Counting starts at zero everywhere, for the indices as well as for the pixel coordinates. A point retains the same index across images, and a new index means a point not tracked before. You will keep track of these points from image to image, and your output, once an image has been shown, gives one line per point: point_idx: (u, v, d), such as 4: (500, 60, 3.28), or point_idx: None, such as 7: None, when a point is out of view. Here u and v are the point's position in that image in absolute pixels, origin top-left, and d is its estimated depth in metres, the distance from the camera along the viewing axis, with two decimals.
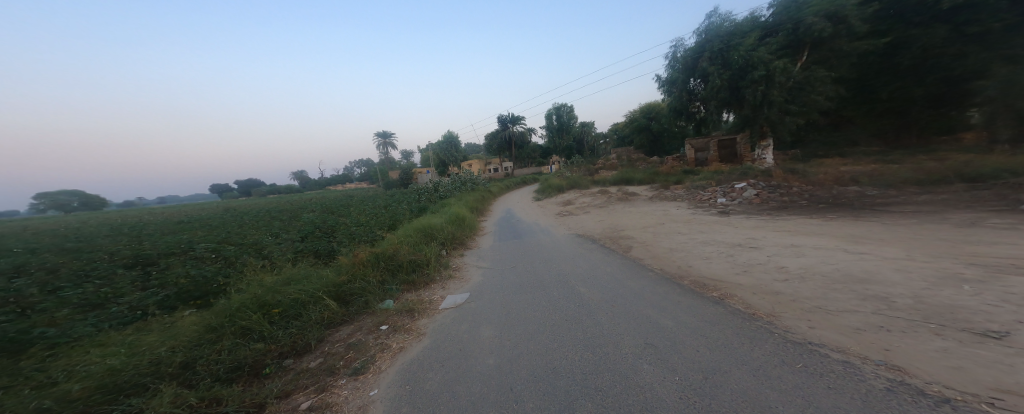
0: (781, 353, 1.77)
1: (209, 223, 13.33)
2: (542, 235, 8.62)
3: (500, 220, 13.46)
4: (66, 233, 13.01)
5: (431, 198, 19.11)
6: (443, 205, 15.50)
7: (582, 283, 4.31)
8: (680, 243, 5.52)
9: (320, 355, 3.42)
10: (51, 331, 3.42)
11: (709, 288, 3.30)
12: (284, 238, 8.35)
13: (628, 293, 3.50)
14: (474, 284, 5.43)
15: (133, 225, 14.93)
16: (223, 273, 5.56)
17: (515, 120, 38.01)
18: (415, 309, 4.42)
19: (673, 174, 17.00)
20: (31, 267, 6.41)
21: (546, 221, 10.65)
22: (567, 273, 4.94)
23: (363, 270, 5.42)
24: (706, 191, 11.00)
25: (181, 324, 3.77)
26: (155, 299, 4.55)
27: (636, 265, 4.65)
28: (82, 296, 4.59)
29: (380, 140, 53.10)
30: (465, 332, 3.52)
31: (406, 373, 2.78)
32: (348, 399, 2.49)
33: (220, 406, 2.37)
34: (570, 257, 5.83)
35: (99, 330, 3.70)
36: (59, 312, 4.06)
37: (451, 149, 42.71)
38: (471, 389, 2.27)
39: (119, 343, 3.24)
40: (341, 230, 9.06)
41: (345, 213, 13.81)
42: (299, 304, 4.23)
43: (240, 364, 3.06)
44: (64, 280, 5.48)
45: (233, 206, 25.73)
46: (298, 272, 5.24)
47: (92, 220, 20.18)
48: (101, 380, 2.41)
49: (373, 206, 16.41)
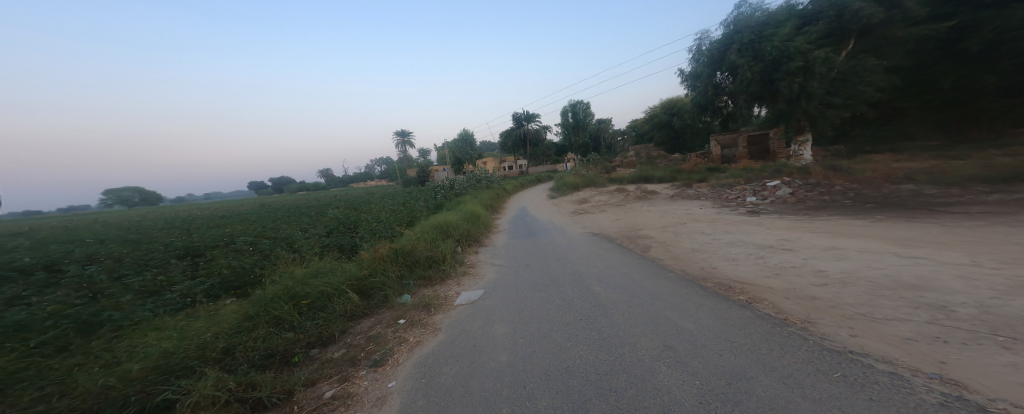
0: (817, 361, 1.68)
1: (246, 218, 14.19)
2: (557, 233, 8.58)
3: (514, 217, 13.49)
4: (124, 225, 14.29)
5: (447, 195, 19.40)
6: (459, 202, 15.70)
7: (598, 281, 4.29)
8: (704, 244, 5.34)
9: (343, 346, 3.55)
10: (117, 314, 3.73)
11: (736, 290, 3.18)
12: (312, 233, 8.72)
13: (645, 293, 3.45)
14: (489, 281, 5.47)
15: (180, 219, 16.15)
16: (259, 265, 5.86)
17: (530, 118, 37.83)
18: (432, 304, 4.51)
19: (695, 172, 16.44)
20: (101, 255, 7.07)
21: (562, 219, 10.59)
22: (582, 271, 4.92)
23: (383, 264, 5.58)
24: (733, 190, 10.60)
25: (222, 312, 4.02)
26: (201, 288, 4.86)
27: (655, 265, 4.53)
28: (142, 284, 4.99)
29: (400, 140, 54.51)
30: (479, 328, 3.56)
31: (423, 366, 2.85)
32: (368, 390, 2.57)
33: (255, 392, 2.51)
34: (585, 256, 5.81)
35: (155, 314, 4.01)
36: (122, 298, 4.42)
37: (467, 148, 43.24)
38: (486, 385, 2.30)
39: (170, 328, 3.48)
40: (363, 226, 9.37)
41: (367, 210, 14.25)
42: (325, 296, 4.41)
43: (273, 352, 3.23)
44: (128, 268, 5.99)
45: (268, 201, 27.35)
46: (324, 265, 5.46)
47: (147, 214, 22.06)
48: (156, 361, 2.61)
49: (393, 202, 16.85)
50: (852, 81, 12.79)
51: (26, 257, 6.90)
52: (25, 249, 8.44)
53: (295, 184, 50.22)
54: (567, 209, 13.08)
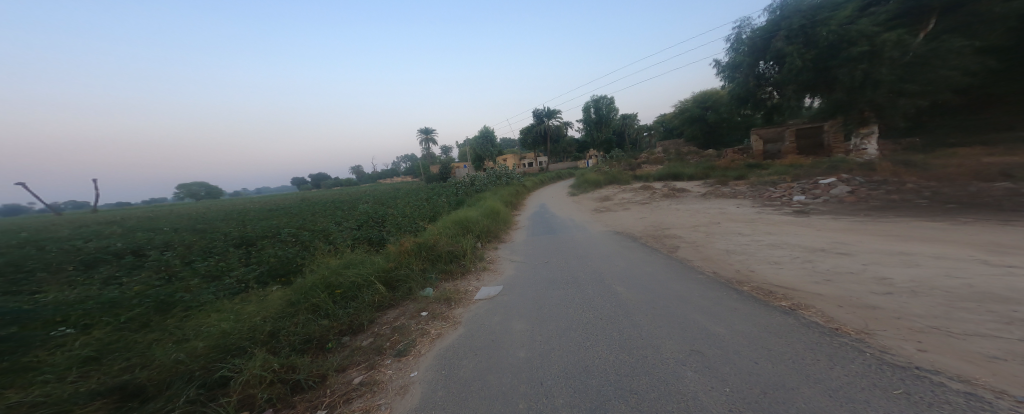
0: (874, 376, 1.54)
1: (287, 211, 15.27)
2: (576, 231, 8.46)
3: (534, 214, 13.47)
4: (186, 216, 15.91)
5: (467, 192, 19.65)
6: (479, 199, 15.86)
7: (621, 280, 4.19)
8: (741, 245, 5.09)
9: (371, 335, 3.69)
10: (188, 296, 4.20)
11: (778, 296, 2.98)
12: (344, 226, 9.12)
13: (669, 295, 3.34)
14: (508, 278, 5.49)
15: (231, 211, 17.70)
16: (301, 255, 6.23)
17: (551, 115, 37.43)
18: (452, 298, 4.58)
19: (728, 169, 15.65)
20: (174, 243, 7.88)
21: (582, 217, 10.40)
22: (603, 270, 4.83)
23: (407, 258, 5.75)
24: (778, 188, 10.05)
25: (268, 297, 4.33)
26: (253, 275, 5.28)
27: (684, 266, 4.37)
28: (207, 269, 5.53)
29: (422, 137, 55.86)
30: (498, 324, 3.58)
31: (442, 359, 2.90)
32: (392, 378, 2.66)
33: (295, 374, 2.71)
34: (607, 254, 5.70)
35: (217, 297, 4.42)
36: (192, 281, 4.96)
37: (488, 145, 43.47)
38: (502, 379, 2.31)
39: (227, 310, 3.84)
40: (390, 220, 9.69)
41: (393, 205, 14.71)
42: (356, 286, 4.61)
43: (310, 337, 3.42)
44: (197, 254, 6.66)
45: (307, 196, 29.35)
46: (355, 257, 5.70)
47: (208, 206, 24.60)
48: (216, 340, 2.91)
49: (416, 198, 17.28)
50: (932, 65, 11.39)
51: (113, 244, 7.92)
52: (111, 236, 9.68)
53: (330, 179, 53.31)
54: (587, 207, 12.79)
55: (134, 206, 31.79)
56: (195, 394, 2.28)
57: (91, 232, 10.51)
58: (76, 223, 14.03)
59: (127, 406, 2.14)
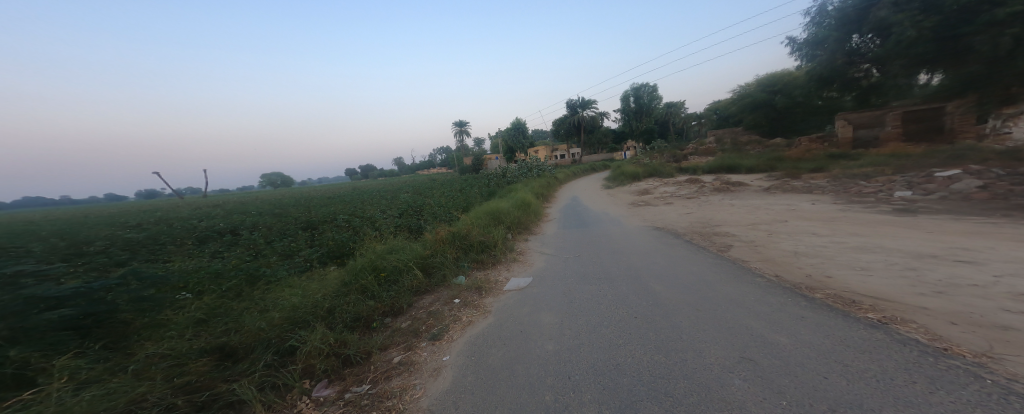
0: (996, 409, 1.22)
1: (344, 198, 16.84)
2: (609, 225, 8.25)
3: (566, 206, 13.31)
4: (265, 201, 18.33)
5: (499, 183, 19.86)
6: (510, 190, 15.95)
7: (661, 278, 4.00)
8: (815, 248, 4.54)
9: (409, 318, 3.89)
10: (269, 272, 4.94)
11: (863, 307, 2.55)
12: (388, 214, 9.70)
13: (720, 298, 3.09)
14: (538, 269, 5.50)
15: (299, 197, 19.99)
16: (353, 239, 6.77)
17: (585, 104, 36.22)
18: (483, 287, 4.68)
19: (795, 160, 14.01)
20: (255, 225, 9.08)
21: (617, 211, 10.04)
22: (642, 267, 4.65)
23: (442, 246, 5.97)
24: (873, 183, 8.78)
25: (325, 277, 4.79)
26: (314, 255, 5.92)
27: (737, 267, 4.04)
28: (283, 248, 6.37)
29: (457, 130, 57.34)
30: (527, 315, 3.58)
31: (472, 345, 2.97)
32: (427, 360, 2.79)
33: (346, 350, 3.01)
34: (646, 250, 5.49)
35: (288, 274, 5.07)
36: (271, 258, 5.79)
37: (521, 137, 43.41)
38: (530, 371, 2.31)
39: (296, 286, 4.37)
40: (427, 210, 10.07)
41: (430, 195, 15.33)
42: (398, 270, 4.89)
43: (359, 316, 3.71)
44: (275, 235, 7.67)
45: (359, 185, 31.99)
46: (397, 243, 6.01)
47: (280, 193, 28.06)
48: (289, 313, 3.43)
49: (451, 189, 17.87)
50: None
51: (213, 223, 9.47)
52: (214, 216, 11.64)
53: (376, 169, 57.05)
54: (622, 200, 12.31)
55: (227, 191, 37.51)
56: (272, 360, 2.82)
57: (199, 214, 12.65)
58: (188, 206, 17.04)
59: (223, 365, 2.75)
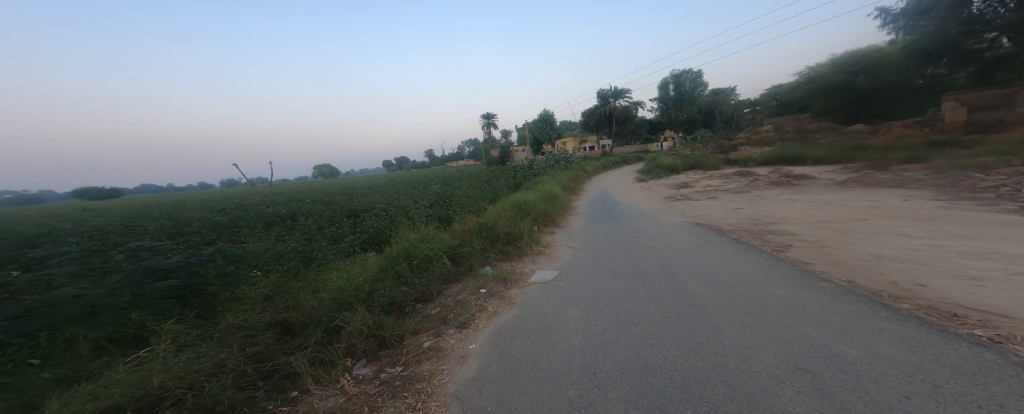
0: None
1: (382, 188, 17.77)
2: (640, 219, 7.96)
3: (595, 199, 13.00)
4: (317, 190, 20.05)
5: (526, 175, 19.84)
6: (537, 182, 15.84)
7: (702, 278, 3.78)
8: (899, 253, 3.99)
9: (438, 305, 4.02)
10: (319, 254, 5.39)
11: (967, 322, 2.20)
12: (420, 204, 10.03)
13: (775, 303, 2.81)
14: (565, 263, 5.42)
15: (346, 187, 21.59)
16: (390, 227, 7.11)
17: (618, 95, 34.72)
18: (508, 278, 4.71)
19: (881, 150, 11.42)
20: (307, 212, 9.89)
21: (651, 205, 9.60)
22: (680, 264, 4.42)
23: (470, 236, 6.07)
24: (974, 178, 7.51)
25: (364, 262, 5.09)
26: (356, 241, 6.32)
27: (791, 270, 3.69)
28: (332, 233, 6.92)
29: (485, 123, 57.79)
30: (553, 309, 3.54)
31: (497, 335, 3.01)
32: (454, 347, 2.89)
33: (382, 332, 3.18)
34: (683, 247, 5.22)
35: (334, 257, 5.48)
36: (321, 242, 6.31)
37: (549, 128, 42.84)
38: (554, 364, 2.31)
39: (341, 269, 4.70)
40: (456, 201, 10.30)
41: (459, 186, 15.64)
42: (428, 258, 5.05)
43: (393, 301, 3.91)
44: (324, 221, 8.34)
45: (397, 175, 33.83)
46: (428, 232, 6.19)
47: (325, 183, 30.24)
48: (335, 294, 3.70)
49: (479, 180, 18.11)
50: None
51: (276, 209, 10.55)
52: (277, 203, 13.00)
53: (409, 161, 59.45)
54: (658, 194, 11.77)
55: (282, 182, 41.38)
56: (320, 337, 3.10)
57: (264, 201, 14.11)
58: (257, 195, 19.25)
59: (283, 338, 3.12)
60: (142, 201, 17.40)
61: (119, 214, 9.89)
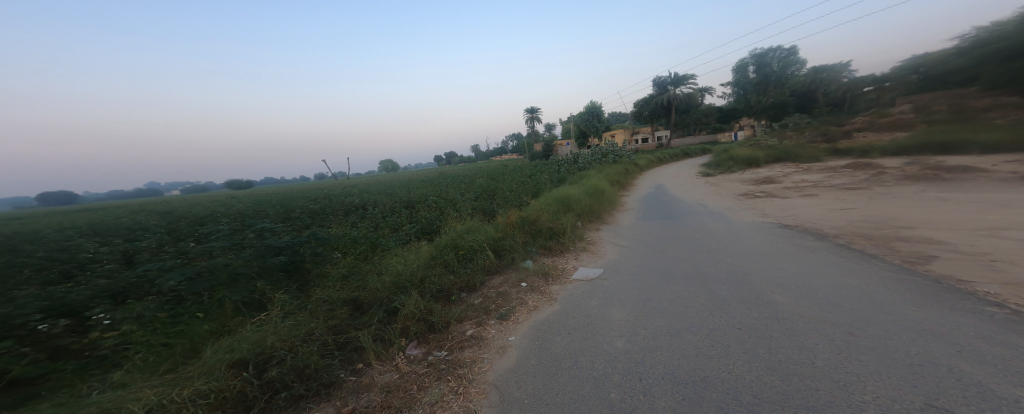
0: None
1: (438, 181, 18.92)
2: (702, 218, 7.26)
3: (648, 195, 12.17)
4: (386, 182, 22.24)
5: (571, 169, 19.38)
6: (582, 177, 15.34)
7: (789, 289, 3.28)
8: None
9: (482, 295, 4.10)
10: (381, 240, 5.90)
11: None
12: (465, 197, 10.38)
13: (900, 327, 2.30)
14: (611, 261, 5.16)
15: (409, 179, 23.57)
16: (439, 218, 7.46)
17: (678, 81, 31.85)
18: (550, 273, 4.63)
19: None
20: (373, 202, 10.91)
21: (715, 203, 8.67)
22: (760, 271, 3.88)
23: (512, 230, 6.08)
24: None
25: (417, 250, 5.40)
26: (412, 230, 6.76)
27: (907, 286, 3.01)
28: (393, 221, 7.52)
29: (531, 116, 57.72)
30: (595, 308, 3.40)
31: (537, 330, 3.03)
32: (494, 337, 2.98)
33: (431, 316, 3.33)
34: (758, 251, 4.64)
35: (394, 243, 5.93)
36: (383, 230, 6.89)
37: (599, 121, 41.25)
38: (595, 365, 2.27)
39: (398, 255, 5.05)
40: (500, 194, 10.45)
41: (501, 180, 15.81)
42: (473, 250, 5.17)
43: (443, 288, 4.09)
44: (387, 210, 9.13)
45: (453, 169, 36.11)
46: (473, 224, 6.35)
47: (389, 177, 33.20)
48: (393, 278, 3.99)
49: (522, 174, 18.19)
50: None
51: (351, 199, 11.90)
52: (355, 194, 14.76)
53: (458, 157, 62.23)
54: (732, 190, 10.52)
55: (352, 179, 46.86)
56: (382, 316, 3.39)
57: (343, 192, 15.99)
58: (337, 187, 21.92)
59: (354, 315, 3.51)
60: (262, 193, 21.57)
61: (246, 204, 12.26)
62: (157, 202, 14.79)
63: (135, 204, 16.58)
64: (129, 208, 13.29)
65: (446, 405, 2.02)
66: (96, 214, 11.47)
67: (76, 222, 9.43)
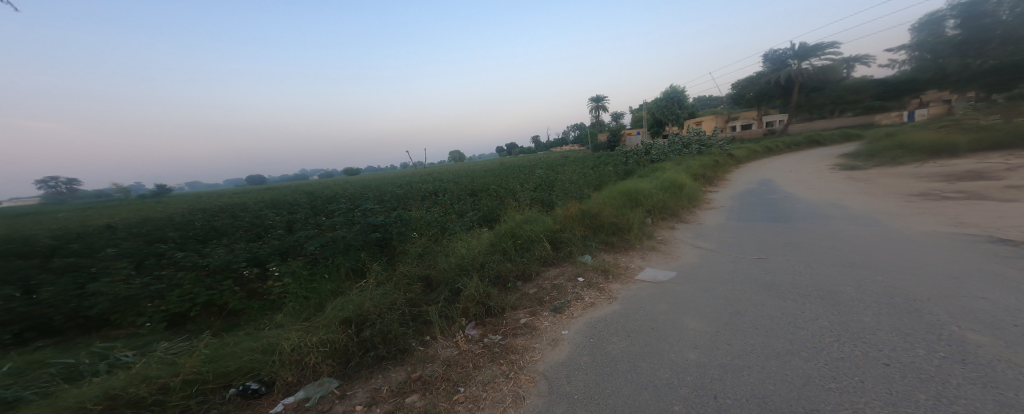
0: None
1: (506, 170, 19.36)
2: (834, 224, 5.73)
3: (741, 193, 10.32)
4: (460, 171, 23.68)
5: (643, 160, 17.82)
6: (656, 169, 13.92)
7: (995, 329, 2.28)
8: None
9: (536, 286, 3.94)
10: (447, 224, 6.19)
11: None
12: (525, 187, 10.32)
13: None
14: (686, 265, 4.51)
15: (481, 169, 24.63)
16: (499, 207, 7.55)
17: (805, 51, 26.27)
18: (610, 270, 4.24)
19: None
20: (442, 189, 11.62)
21: (837, 207, 6.86)
22: (927, 301, 2.84)
23: (572, 222, 5.78)
24: None
25: (477, 236, 5.51)
26: (476, 217, 6.95)
27: None
28: (458, 208, 7.87)
29: (597, 105, 54.78)
30: (664, 314, 2.96)
31: (593, 328, 2.81)
32: (547, 329, 2.86)
33: (490, 302, 3.33)
34: (925, 275, 3.41)
35: (460, 228, 6.17)
36: (450, 215, 7.25)
37: (684, 107, 36.66)
38: (659, 373, 1.96)
39: (460, 239, 5.22)
40: (559, 185, 10.06)
41: (562, 171, 15.38)
42: (530, 240, 5.07)
43: (501, 274, 4.06)
44: (455, 197, 9.61)
45: (525, 159, 36.64)
46: (531, 215, 6.26)
47: (460, 168, 35.39)
48: (458, 261, 4.13)
49: (585, 165, 17.44)
50: None
51: (427, 186, 12.84)
52: (433, 181, 16.01)
53: (522, 148, 62.83)
54: (901, 190, 7.85)
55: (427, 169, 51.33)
56: (447, 295, 3.52)
57: (422, 179, 17.53)
58: (417, 175, 24.06)
59: (425, 290, 3.72)
60: (364, 178, 25.24)
61: (349, 189, 14.43)
62: (291, 188, 18.65)
63: (277, 187, 21.21)
64: (275, 191, 17.09)
65: (496, 387, 2.02)
66: (257, 195, 15.14)
67: (246, 200, 12.62)
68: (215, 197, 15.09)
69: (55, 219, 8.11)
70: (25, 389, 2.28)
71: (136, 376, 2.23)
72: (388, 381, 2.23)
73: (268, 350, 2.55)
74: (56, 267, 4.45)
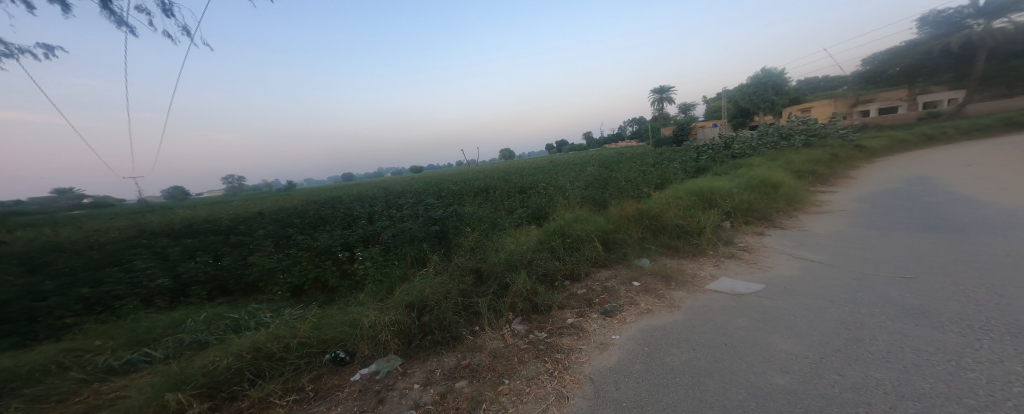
0: None
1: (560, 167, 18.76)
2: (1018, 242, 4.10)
3: (858, 195, 8.24)
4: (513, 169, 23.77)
5: (722, 155, 15.49)
6: (738, 165, 11.98)
7: None
8: None
9: (586, 287, 3.65)
10: (498, 220, 6.18)
11: None
12: (576, 185, 9.83)
13: None
14: (777, 277, 3.68)
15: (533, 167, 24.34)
16: (549, 205, 7.30)
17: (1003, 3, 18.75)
18: (672, 277, 3.69)
19: None
20: (493, 186, 11.74)
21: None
22: None
23: (627, 223, 5.29)
24: None
25: (527, 233, 5.36)
26: (525, 215, 6.83)
27: None
28: (507, 205, 7.84)
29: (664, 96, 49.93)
30: (742, 329, 2.41)
31: (647, 336, 2.44)
32: (595, 332, 2.58)
33: (539, 299, 3.17)
34: None
35: (510, 224, 6.10)
36: (499, 211, 7.25)
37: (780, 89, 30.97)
38: (731, 393, 1.56)
39: (510, 235, 5.15)
40: (613, 183, 9.36)
41: (619, 168, 14.33)
42: (581, 240, 4.71)
43: (549, 272, 3.85)
44: (504, 195, 9.61)
45: (581, 157, 35.03)
46: (582, 213, 5.90)
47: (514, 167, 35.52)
48: (508, 256, 4.06)
49: (646, 162, 15.99)
50: None
51: (479, 183, 13.15)
52: (485, 179, 16.33)
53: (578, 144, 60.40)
54: None
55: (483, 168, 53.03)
56: (496, 289, 3.45)
57: (475, 177, 18.06)
58: (472, 173, 24.84)
59: (476, 282, 3.71)
60: (424, 177, 27.06)
61: (410, 186, 15.59)
62: (365, 185, 20.95)
63: (352, 184, 24.01)
64: (352, 187, 19.38)
65: (540, 383, 1.87)
66: (338, 190, 17.35)
67: (330, 194, 14.58)
68: (307, 191, 17.73)
69: (204, 207, 10.43)
70: (211, 335, 2.89)
71: (270, 336, 2.61)
72: (441, 365, 2.24)
73: (353, 324, 2.80)
74: (234, 242, 5.71)
